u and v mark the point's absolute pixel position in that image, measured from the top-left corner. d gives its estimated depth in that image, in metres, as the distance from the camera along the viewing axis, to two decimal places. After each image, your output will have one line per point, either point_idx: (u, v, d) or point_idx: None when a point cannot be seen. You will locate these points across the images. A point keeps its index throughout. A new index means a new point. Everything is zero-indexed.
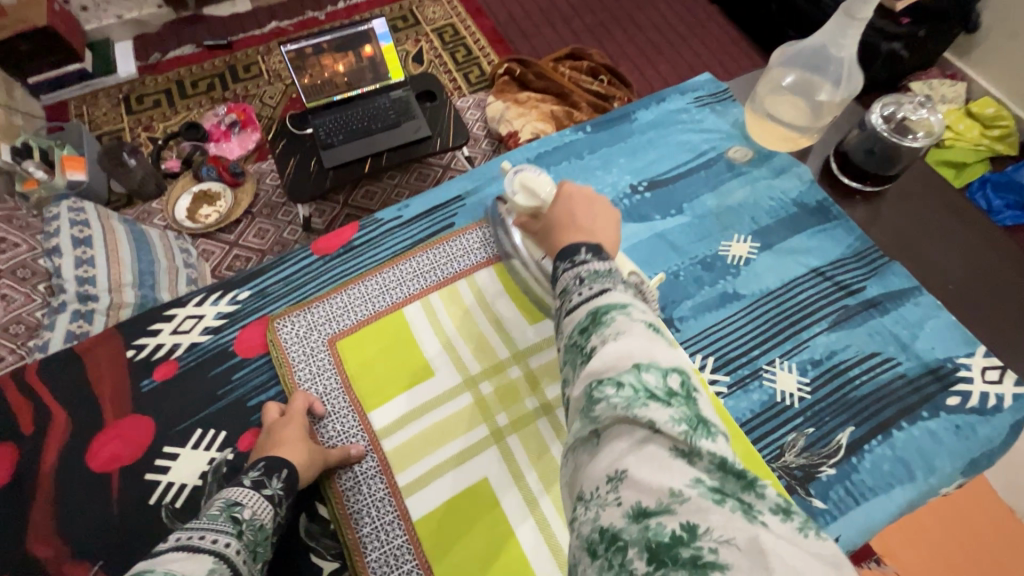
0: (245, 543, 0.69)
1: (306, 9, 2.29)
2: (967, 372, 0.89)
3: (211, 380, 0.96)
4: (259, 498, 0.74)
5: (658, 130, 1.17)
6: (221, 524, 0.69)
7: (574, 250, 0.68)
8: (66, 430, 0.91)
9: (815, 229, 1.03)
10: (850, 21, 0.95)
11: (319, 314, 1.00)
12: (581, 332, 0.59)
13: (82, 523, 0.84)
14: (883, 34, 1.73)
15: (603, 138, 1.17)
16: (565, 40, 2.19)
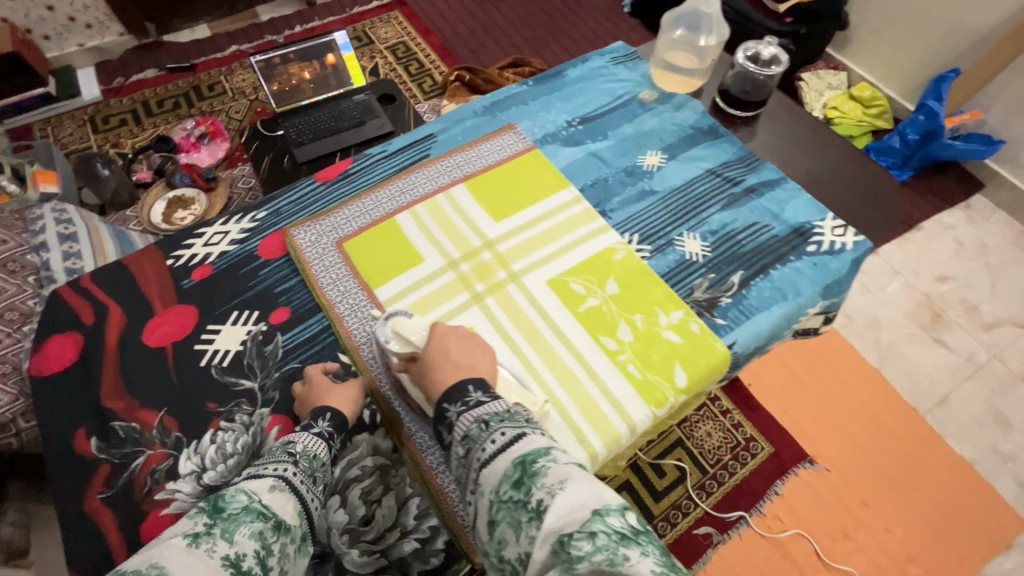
0: (303, 470, 0.66)
1: (264, 34, 2.45)
2: (821, 224, 0.82)
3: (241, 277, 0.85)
4: (313, 436, 0.70)
5: (586, 73, 0.99)
6: (276, 458, 0.66)
7: (444, 404, 0.61)
8: (122, 319, 0.82)
9: (709, 142, 0.91)
10: None
11: (329, 217, 0.79)
12: (512, 489, 0.52)
13: (149, 383, 0.77)
14: (772, 32, 2.06)
15: (546, 80, 0.98)
16: (507, 52, 2.44)
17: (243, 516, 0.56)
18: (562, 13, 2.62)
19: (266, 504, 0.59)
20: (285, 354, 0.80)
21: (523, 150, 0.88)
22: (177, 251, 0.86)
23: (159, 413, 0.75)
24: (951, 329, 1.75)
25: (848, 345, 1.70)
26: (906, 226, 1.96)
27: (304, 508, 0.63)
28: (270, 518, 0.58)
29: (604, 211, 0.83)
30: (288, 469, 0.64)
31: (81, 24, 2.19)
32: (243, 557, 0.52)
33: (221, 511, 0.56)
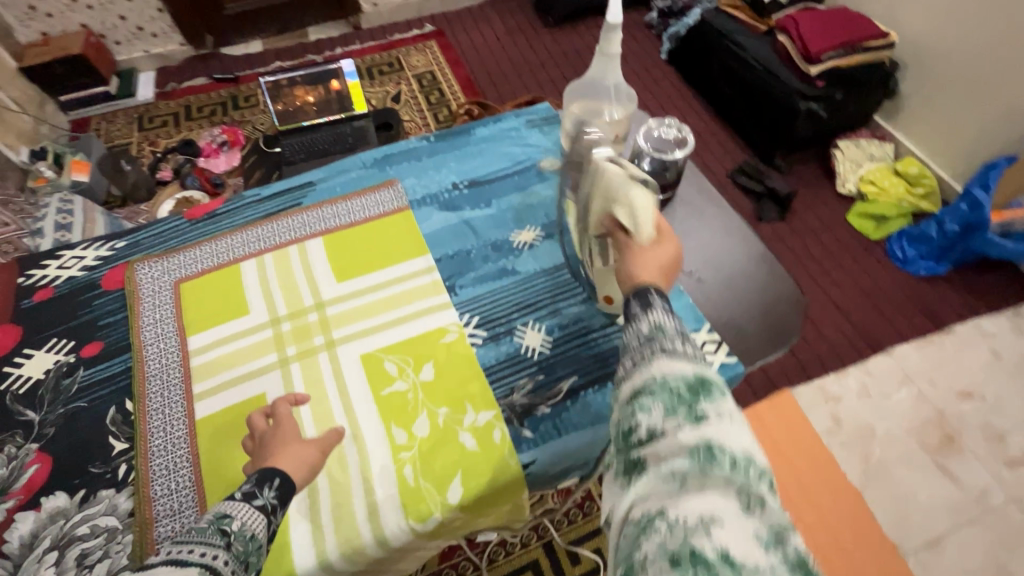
0: (235, 556, 0.47)
1: (307, 53, 2.60)
2: (688, 339, 0.72)
3: (75, 298, 0.76)
4: (251, 510, 0.51)
5: (494, 134, 0.94)
6: (205, 538, 0.47)
7: (634, 288, 0.56)
8: None
9: None
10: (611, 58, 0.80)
11: (179, 256, 0.80)
12: (683, 387, 0.46)
13: None
14: (801, 94, 1.89)
15: (450, 138, 0.94)
16: (529, 89, 2.43)
17: None
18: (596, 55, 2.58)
19: None
20: (79, 390, 0.68)
21: (396, 209, 0.84)
22: (30, 270, 0.79)
23: None
24: (963, 458, 1.49)
25: (827, 455, 1.49)
26: (930, 326, 1.71)
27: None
28: None
29: (453, 286, 0.77)
30: (219, 557, 0.46)
31: (147, 33, 2.43)
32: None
33: None
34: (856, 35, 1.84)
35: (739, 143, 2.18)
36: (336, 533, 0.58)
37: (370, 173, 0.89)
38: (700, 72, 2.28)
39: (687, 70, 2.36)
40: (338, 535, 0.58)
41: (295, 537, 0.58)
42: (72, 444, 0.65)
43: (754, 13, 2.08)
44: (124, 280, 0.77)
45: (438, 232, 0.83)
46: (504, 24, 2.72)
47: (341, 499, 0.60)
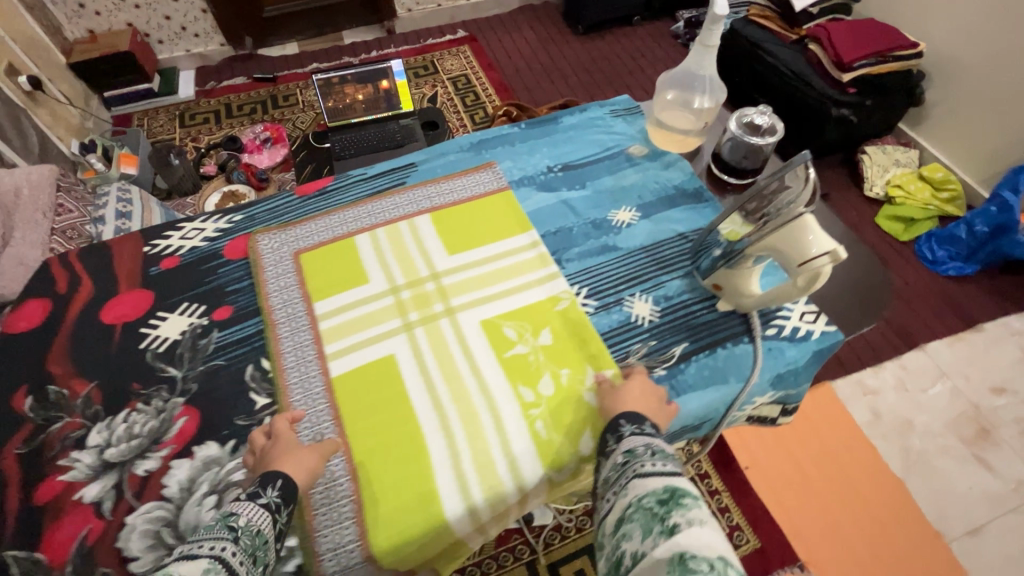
0: (243, 549, 0.51)
1: (343, 56, 2.67)
2: (787, 308, 0.76)
3: (202, 267, 0.80)
4: (257, 507, 0.54)
5: (581, 124, 0.99)
6: (213, 534, 0.51)
7: (619, 419, 0.62)
8: (91, 292, 0.76)
9: (688, 207, 0.87)
10: (705, 50, 0.85)
11: (297, 229, 0.84)
12: (656, 503, 0.51)
13: (89, 356, 0.71)
14: (833, 100, 1.95)
15: (540, 126, 0.99)
16: (562, 93, 2.51)
17: None
18: (625, 61, 2.66)
19: None
20: (214, 351, 0.72)
21: (497, 188, 0.89)
22: (154, 240, 0.83)
23: (88, 385, 0.69)
24: (999, 450, 1.53)
25: (868, 446, 1.53)
26: (960, 324, 1.76)
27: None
28: None
29: (560, 261, 0.82)
30: (226, 548, 0.50)
31: (190, 33, 2.49)
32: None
33: None
34: (887, 43, 1.91)
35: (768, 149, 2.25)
36: (480, 481, 0.62)
37: (467, 157, 0.94)
38: (729, 80, 2.35)
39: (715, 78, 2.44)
40: (482, 483, 0.62)
41: (442, 487, 0.61)
42: (216, 400, 0.68)
43: (785, 24, 2.16)
44: (247, 250, 0.81)
45: (540, 211, 0.87)
46: (534, 31, 2.80)
47: (481, 450, 0.64)
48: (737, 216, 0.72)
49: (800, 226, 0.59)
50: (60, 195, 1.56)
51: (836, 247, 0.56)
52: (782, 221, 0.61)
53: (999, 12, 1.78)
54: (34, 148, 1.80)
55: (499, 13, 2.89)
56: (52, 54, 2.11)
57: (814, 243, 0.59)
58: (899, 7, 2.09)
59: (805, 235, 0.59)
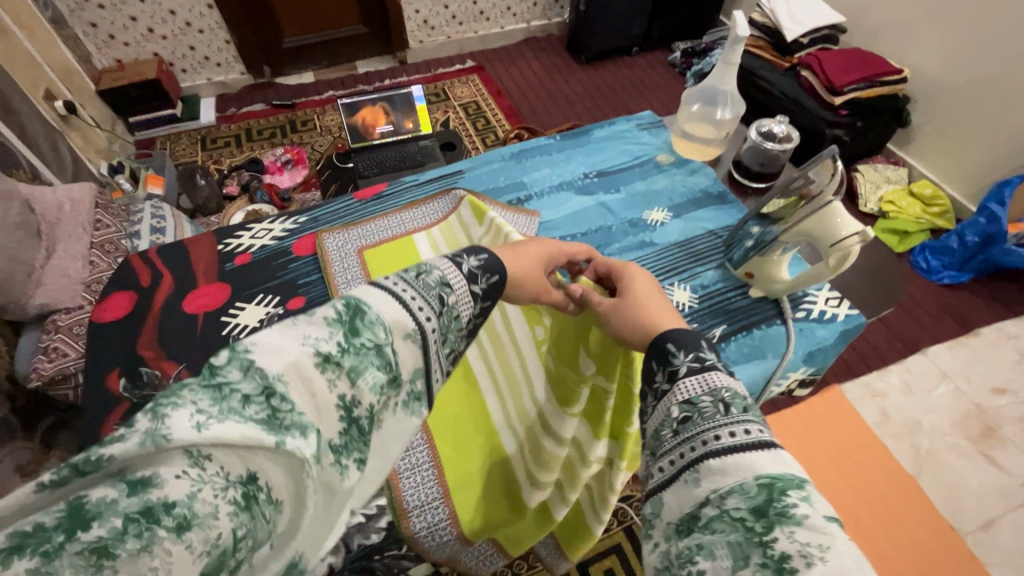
0: (441, 325, 0.52)
1: (358, 84, 2.79)
2: (813, 294, 0.83)
3: (275, 264, 0.87)
4: (466, 289, 0.55)
5: (611, 136, 1.08)
6: (426, 291, 0.51)
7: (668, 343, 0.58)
8: (173, 285, 0.83)
9: (715, 208, 0.96)
10: (728, 67, 0.95)
11: (357, 229, 0.91)
12: (749, 514, 0.42)
13: (178, 343, 0.77)
14: (827, 122, 2.09)
15: (573, 137, 1.08)
16: (568, 118, 2.64)
17: (372, 357, 0.45)
18: (626, 89, 2.81)
19: (395, 350, 0.47)
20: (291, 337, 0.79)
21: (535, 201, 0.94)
22: (226, 240, 0.90)
23: (178, 367, 0.75)
24: (1005, 446, 1.60)
25: (880, 445, 1.59)
26: (958, 329, 1.85)
27: (427, 366, 0.51)
28: (391, 370, 0.46)
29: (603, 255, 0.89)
30: (429, 319, 0.50)
31: (212, 63, 2.61)
32: (355, 408, 0.44)
33: (355, 336, 0.44)
34: (875, 70, 2.06)
35: None
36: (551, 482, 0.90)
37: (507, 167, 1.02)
38: None
39: None
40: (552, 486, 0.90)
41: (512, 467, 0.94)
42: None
43: (777, 52, 2.31)
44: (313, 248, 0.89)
45: (580, 213, 0.95)
46: (539, 61, 2.95)
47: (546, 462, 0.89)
48: (777, 201, 0.77)
49: (831, 210, 0.68)
50: (98, 211, 1.62)
51: (865, 228, 0.64)
52: (812, 206, 0.69)
53: (975, 41, 1.94)
54: (68, 168, 1.87)
55: (505, 44, 3.05)
56: (83, 81, 2.20)
57: (846, 226, 0.67)
58: (882, 37, 2.25)
59: (835, 220, 0.68)
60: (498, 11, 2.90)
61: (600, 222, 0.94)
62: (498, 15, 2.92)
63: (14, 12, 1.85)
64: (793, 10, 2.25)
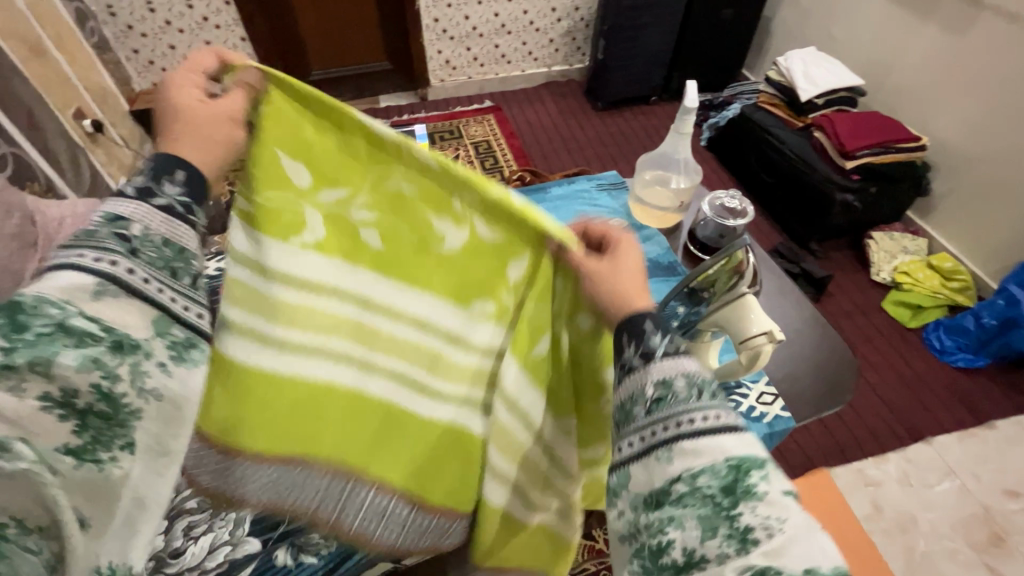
0: (148, 262, 0.64)
1: (377, 117, 2.87)
2: (744, 390, 0.82)
3: None
4: (151, 209, 0.65)
5: (565, 193, 1.06)
6: (103, 241, 0.62)
7: (637, 319, 0.57)
8: None
9: (661, 281, 0.92)
10: (682, 137, 0.91)
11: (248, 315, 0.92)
12: (719, 490, 0.47)
13: None
14: (837, 186, 2.01)
15: (526, 193, 1.06)
16: (576, 162, 2.64)
17: (45, 336, 0.57)
18: (640, 137, 2.79)
19: (90, 315, 0.60)
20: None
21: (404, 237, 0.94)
22: None
23: None
24: (1013, 559, 1.43)
25: (866, 541, 1.45)
26: (970, 419, 1.70)
27: (157, 313, 0.65)
28: (86, 336, 0.59)
29: None
30: (122, 266, 0.62)
31: None
32: (74, 397, 0.59)
33: (23, 330, 0.57)
34: (891, 136, 1.98)
35: (774, 227, 2.30)
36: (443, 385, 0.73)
37: None
38: (738, 160, 2.45)
39: (725, 157, 2.54)
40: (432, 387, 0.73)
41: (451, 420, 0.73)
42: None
43: (792, 111, 2.25)
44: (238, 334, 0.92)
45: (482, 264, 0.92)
46: (556, 104, 2.98)
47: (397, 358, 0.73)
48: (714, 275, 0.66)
49: (748, 308, 0.65)
50: None
51: (778, 329, 0.63)
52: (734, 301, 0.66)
53: (1001, 113, 1.85)
54: (85, 182, 1.98)
55: (525, 86, 3.10)
56: (118, 102, 2.36)
57: (762, 325, 0.64)
58: (903, 102, 2.17)
59: (750, 316, 0.64)
60: (519, 54, 2.97)
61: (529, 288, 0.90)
62: (519, 58, 2.99)
63: (57, 38, 2.01)
64: (809, 70, 2.20)
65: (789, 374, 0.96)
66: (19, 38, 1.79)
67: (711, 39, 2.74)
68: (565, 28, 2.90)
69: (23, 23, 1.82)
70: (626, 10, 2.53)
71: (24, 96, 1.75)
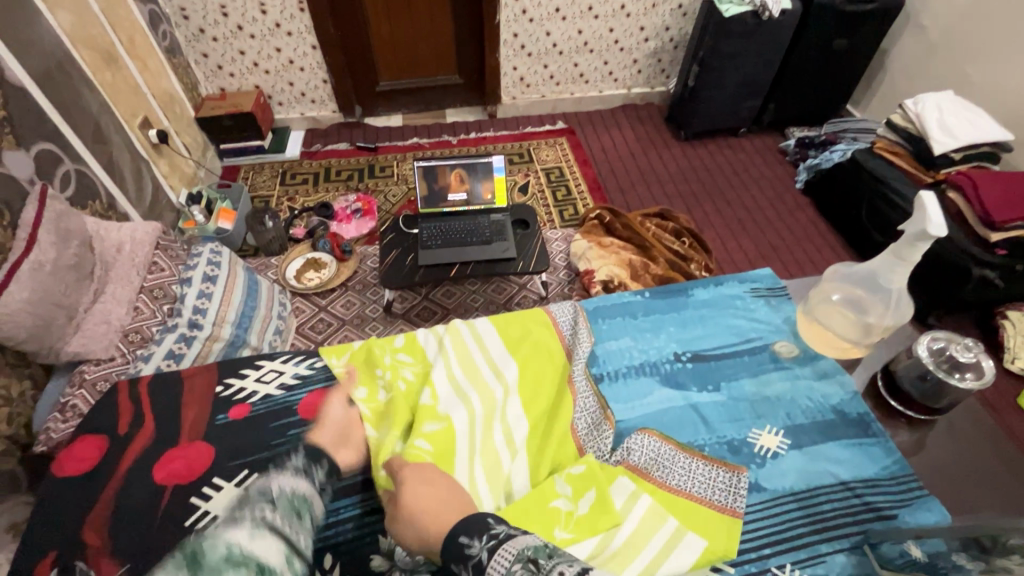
0: (277, 527, 0.77)
1: (443, 133, 2.70)
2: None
3: (268, 432, 1.01)
4: (279, 502, 0.81)
5: (712, 310, 1.25)
6: (255, 510, 0.78)
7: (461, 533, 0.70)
8: (149, 440, 0.97)
9: (849, 441, 1.03)
10: (899, 262, 1.03)
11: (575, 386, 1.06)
12: None
13: (131, 520, 0.87)
14: (976, 260, 1.73)
15: (671, 318, 1.24)
16: (656, 199, 2.41)
17: (224, 560, 0.69)
18: (727, 175, 2.54)
19: (245, 547, 0.71)
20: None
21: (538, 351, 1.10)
22: (228, 382, 1.07)
23: (120, 567, 0.82)
24: None
25: None
26: None
27: (295, 551, 0.75)
28: (253, 563, 0.70)
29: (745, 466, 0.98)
30: (266, 517, 0.77)
31: (308, 99, 2.64)
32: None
33: (203, 563, 0.69)
34: None
35: None
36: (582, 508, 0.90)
37: (624, 355, 1.17)
38: (844, 214, 2.21)
39: (829, 206, 2.28)
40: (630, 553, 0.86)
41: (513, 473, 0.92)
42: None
43: (919, 163, 1.97)
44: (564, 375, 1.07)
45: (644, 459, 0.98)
46: (634, 131, 2.75)
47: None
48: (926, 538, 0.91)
49: None
50: (158, 253, 1.56)
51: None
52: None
53: None
54: (147, 199, 1.88)
55: (600, 108, 2.88)
56: (184, 108, 2.28)
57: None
58: None
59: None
60: (599, 74, 2.75)
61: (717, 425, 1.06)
62: (598, 79, 2.77)
63: (129, 44, 1.93)
64: (945, 117, 1.88)
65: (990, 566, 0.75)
66: (90, 45, 1.70)
67: (818, 70, 2.46)
68: (651, 49, 2.67)
69: (96, 28, 1.74)
70: (728, 35, 2.28)
71: (92, 108, 1.67)
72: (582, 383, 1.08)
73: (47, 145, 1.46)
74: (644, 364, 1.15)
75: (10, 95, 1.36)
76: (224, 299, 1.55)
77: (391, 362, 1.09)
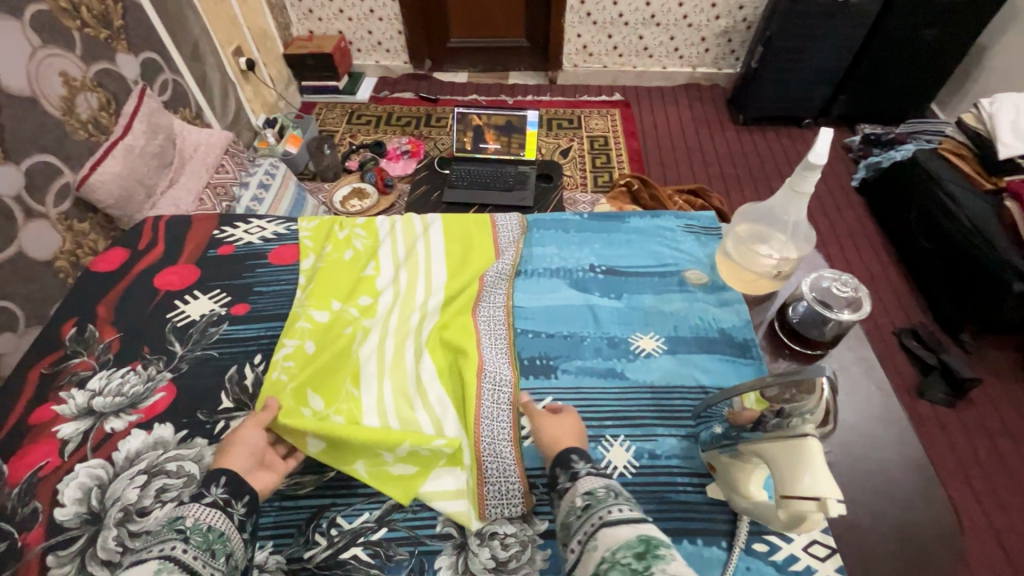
0: None
1: (501, 93, 2.81)
2: (780, 541, 0.71)
3: (242, 266, 1.09)
4: None
5: (639, 234, 1.11)
6: None
7: (568, 457, 0.71)
8: (156, 256, 1.11)
9: (726, 358, 0.90)
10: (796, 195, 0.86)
11: (494, 286, 1.02)
12: (631, 556, 0.54)
13: (130, 309, 1.02)
14: (1020, 274, 1.60)
15: (592, 227, 1.14)
16: (695, 177, 2.40)
17: None
18: (778, 163, 2.45)
19: None
20: (217, 340, 0.97)
21: (497, 248, 1.10)
22: (224, 228, 1.16)
23: (115, 334, 0.98)
24: None
25: None
26: None
27: None
28: None
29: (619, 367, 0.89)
30: None
31: (383, 48, 2.86)
32: None
33: None
34: None
35: (918, 303, 1.94)
36: (445, 381, 0.91)
37: (543, 254, 1.10)
38: (896, 216, 2.07)
39: (880, 206, 2.16)
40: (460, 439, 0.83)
41: (397, 343, 0.95)
42: (200, 374, 0.92)
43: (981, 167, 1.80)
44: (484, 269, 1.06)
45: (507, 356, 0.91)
46: (691, 109, 2.71)
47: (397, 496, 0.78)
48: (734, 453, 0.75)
49: (807, 449, 0.59)
50: (225, 158, 1.83)
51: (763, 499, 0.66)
52: (799, 446, 0.60)
53: None
54: (229, 115, 2.18)
55: (662, 85, 2.86)
56: (274, 44, 2.57)
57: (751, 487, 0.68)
58: None
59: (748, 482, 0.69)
60: (664, 49, 2.73)
61: (601, 328, 0.95)
62: (662, 54, 2.75)
63: None
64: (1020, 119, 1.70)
65: (844, 484, 0.80)
66: None
67: (899, 63, 2.29)
68: (722, 27, 2.60)
69: None
70: (798, 16, 2.19)
71: (193, 30, 1.96)
72: (495, 280, 1.03)
73: (152, 54, 1.75)
74: (552, 264, 1.07)
75: (128, 9, 1.65)
76: (273, 204, 1.80)
77: (345, 236, 1.13)
